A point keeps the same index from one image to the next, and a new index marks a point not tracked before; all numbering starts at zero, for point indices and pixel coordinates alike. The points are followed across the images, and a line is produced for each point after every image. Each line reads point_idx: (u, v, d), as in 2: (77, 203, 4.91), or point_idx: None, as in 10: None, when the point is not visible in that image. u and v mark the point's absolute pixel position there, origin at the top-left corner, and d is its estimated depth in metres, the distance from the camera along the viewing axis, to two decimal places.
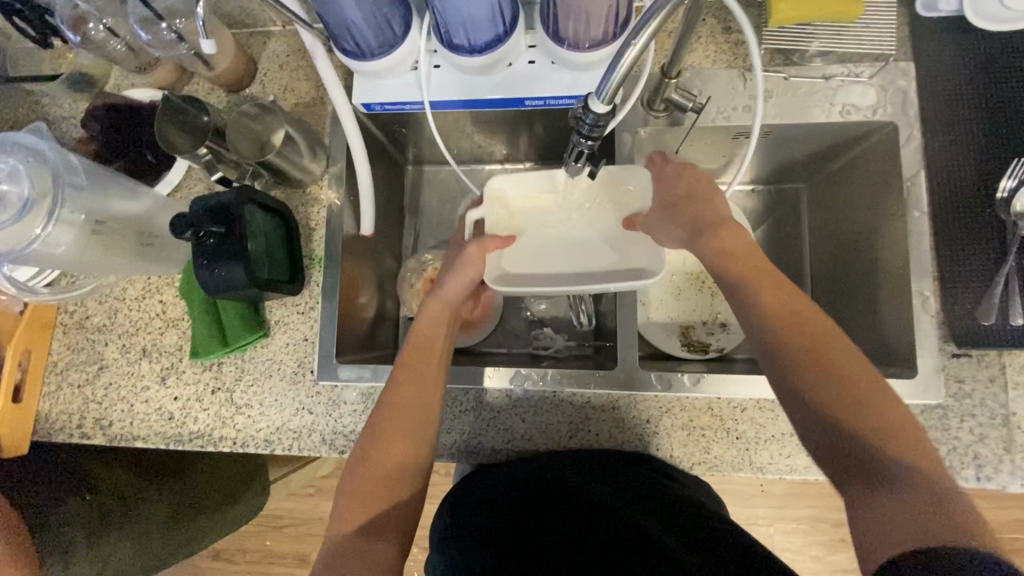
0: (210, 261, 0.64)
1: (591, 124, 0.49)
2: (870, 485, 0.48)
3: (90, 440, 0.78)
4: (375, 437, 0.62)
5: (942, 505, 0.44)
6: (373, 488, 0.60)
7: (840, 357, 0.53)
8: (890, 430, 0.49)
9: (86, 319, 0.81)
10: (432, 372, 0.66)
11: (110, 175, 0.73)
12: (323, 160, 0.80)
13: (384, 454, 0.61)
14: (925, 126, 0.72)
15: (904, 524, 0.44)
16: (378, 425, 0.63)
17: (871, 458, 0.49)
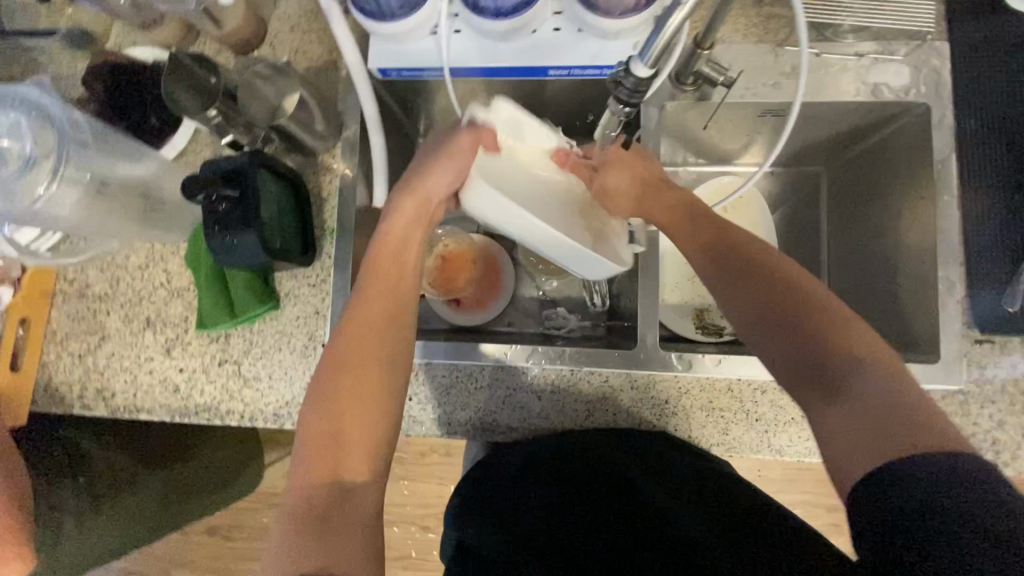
0: (222, 227, 0.62)
1: (633, 87, 0.47)
2: (838, 406, 0.48)
3: (92, 411, 0.76)
4: (336, 369, 0.58)
5: (900, 411, 0.45)
6: (334, 424, 0.56)
7: (796, 289, 0.55)
8: (838, 335, 0.51)
9: (87, 288, 0.79)
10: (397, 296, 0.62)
11: (117, 135, 0.70)
12: (335, 127, 0.77)
13: (348, 388, 0.57)
14: (957, 107, 0.71)
15: (858, 431, 0.46)
16: (340, 354, 0.59)
17: (837, 378, 0.49)
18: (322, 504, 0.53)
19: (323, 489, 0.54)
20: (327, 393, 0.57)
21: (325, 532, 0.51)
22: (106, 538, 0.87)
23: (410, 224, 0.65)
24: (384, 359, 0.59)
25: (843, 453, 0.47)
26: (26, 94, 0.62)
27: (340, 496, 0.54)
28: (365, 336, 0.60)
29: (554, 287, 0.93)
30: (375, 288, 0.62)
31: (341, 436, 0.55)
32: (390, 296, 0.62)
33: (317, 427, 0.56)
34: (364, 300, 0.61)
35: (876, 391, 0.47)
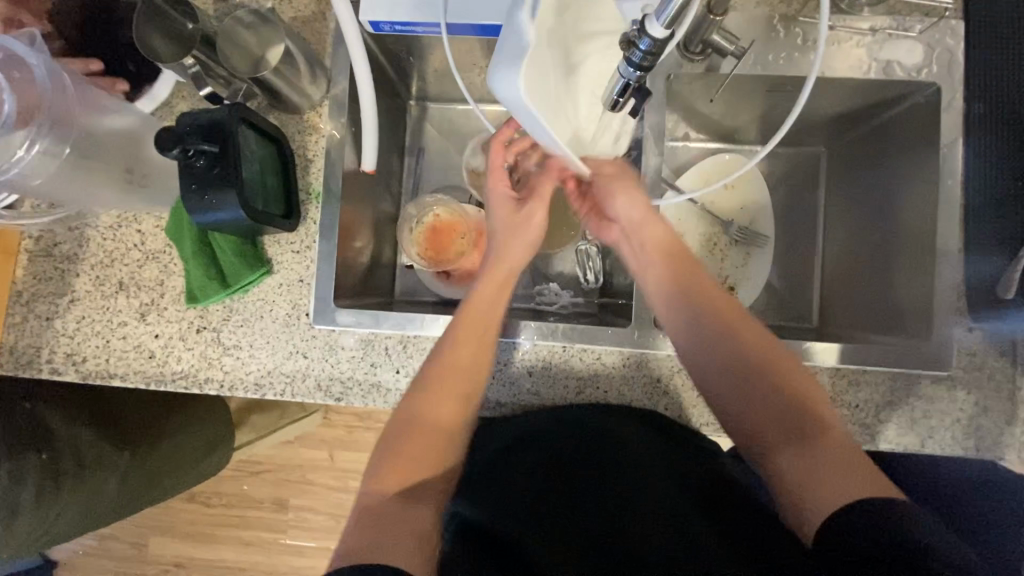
0: (200, 186, 0.58)
1: (646, 49, 0.44)
2: (802, 458, 0.51)
3: (62, 376, 0.73)
4: (422, 399, 0.58)
5: (852, 459, 0.50)
6: (406, 465, 0.54)
7: (768, 352, 0.58)
8: (799, 399, 0.55)
9: (54, 247, 0.74)
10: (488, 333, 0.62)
11: (102, 96, 0.66)
12: (323, 82, 0.72)
13: (426, 416, 0.57)
14: (966, 89, 0.69)
15: (832, 482, 0.49)
16: (426, 385, 0.59)
17: (801, 437, 0.53)
18: (382, 513, 0.51)
19: (388, 502, 0.52)
20: (411, 415, 0.57)
21: (383, 539, 0.49)
22: (59, 526, 0.80)
23: (497, 288, 0.65)
24: (470, 391, 0.59)
25: (806, 500, 0.50)
26: (8, 48, 0.58)
27: (406, 511, 0.52)
28: (453, 369, 0.59)
29: (547, 262, 0.90)
30: (469, 323, 0.62)
31: (414, 451, 0.55)
32: (485, 331, 0.62)
33: (391, 440, 0.56)
34: (456, 338, 0.61)
35: (835, 451, 0.51)
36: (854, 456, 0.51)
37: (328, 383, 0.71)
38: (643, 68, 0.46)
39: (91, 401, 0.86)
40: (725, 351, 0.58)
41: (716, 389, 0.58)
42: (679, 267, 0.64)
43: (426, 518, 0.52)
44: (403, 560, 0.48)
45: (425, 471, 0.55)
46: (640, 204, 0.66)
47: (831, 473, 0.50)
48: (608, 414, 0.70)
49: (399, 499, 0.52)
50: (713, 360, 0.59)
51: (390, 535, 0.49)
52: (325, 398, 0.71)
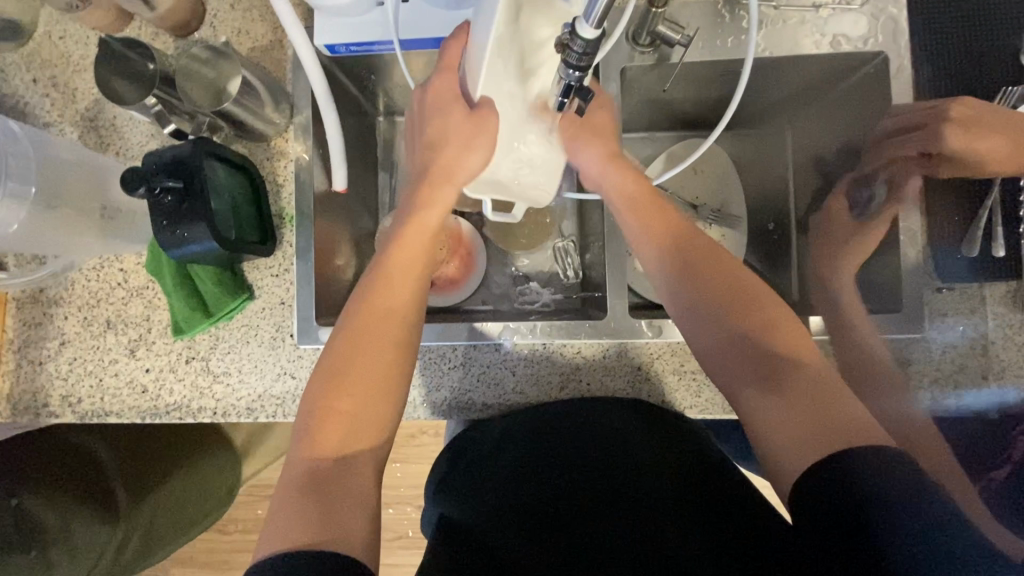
0: (170, 221, 0.59)
1: (581, 50, 0.46)
2: (767, 400, 0.52)
3: (60, 418, 0.75)
4: (348, 348, 0.58)
5: (823, 402, 0.50)
6: (335, 422, 0.56)
7: (739, 286, 0.58)
8: (777, 329, 0.55)
9: (42, 293, 0.76)
10: (411, 276, 0.63)
11: (64, 148, 0.69)
12: (286, 109, 0.74)
13: (355, 368, 0.58)
14: (914, 54, 0.70)
15: (801, 427, 0.49)
16: (348, 334, 0.59)
17: (773, 381, 0.53)
18: (321, 480, 0.53)
19: (324, 464, 0.54)
20: (337, 370, 0.57)
21: (325, 512, 0.50)
22: None
23: (418, 230, 0.64)
24: (396, 336, 0.60)
25: (776, 444, 0.50)
26: None
27: (342, 475, 0.54)
28: (379, 319, 0.60)
29: (527, 262, 0.92)
30: (395, 268, 0.62)
31: (343, 411, 0.56)
32: (404, 275, 0.62)
33: (320, 397, 0.56)
34: (372, 286, 0.61)
35: (806, 384, 0.51)
36: (829, 391, 0.51)
37: None
38: (581, 69, 0.48)
39: (76, 459, 0.92)
40: (705, 292, 0.59)
41: (694, 325, 0.59)
42: (653, 220, 0.64)
43: (363, 482, 0.54)
44: (349, 542, 0.49)
45: (352, 431, 0.56)
46: (596, 157, 0.67)
47: (811, 420, 0.49)
48: (600, 412, 0.69)
49: (335, 462, 0.54)
50: (691, 317, 0.59)
51: (334, 514, 0.50)
52: None
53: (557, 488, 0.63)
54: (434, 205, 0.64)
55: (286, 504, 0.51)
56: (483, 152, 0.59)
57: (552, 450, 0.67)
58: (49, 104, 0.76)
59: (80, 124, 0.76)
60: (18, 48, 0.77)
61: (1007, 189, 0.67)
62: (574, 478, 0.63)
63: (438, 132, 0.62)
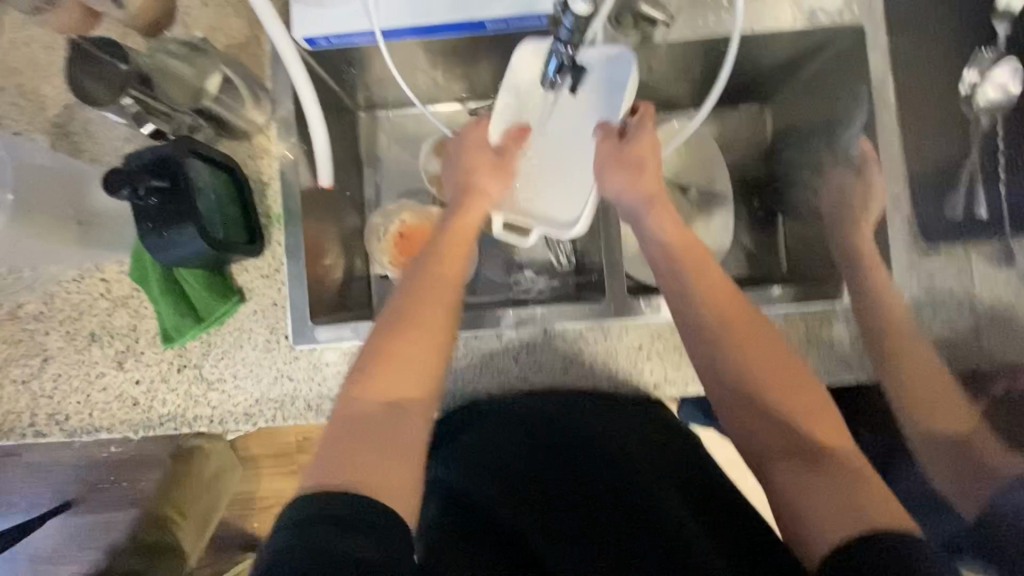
0: (155, 224, 0.58)
1: (572, 25, 0.46)
2: (804, 474, 0.54)
3: (47, 437, 0.72)
4: (406, 315, 0.58)
5: (858, 490, 0.51)
6: (391, 375, 0.55)
7: (778, 356, 0.59)
8: (812, 408, 0.57)
9: (20, 308, 0.73)
10: (464, 255, 0.65)
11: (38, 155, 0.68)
12: (266, 105, 0.72)
13: (413, 334, 0.57)
14: (890, 24, 0.71)
15: (832, 502, 0.51)
16: (404, 302, 0.59)
17: (811, 456, 0.54)
18: (366, 424, 0.53)
19: (373, 414, 0.54)
20: (396, 332, 0.57)
21: (364, 461, 0.50)
22: None
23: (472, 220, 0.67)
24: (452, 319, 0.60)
25: (807, 512, 0.52)
26: None
27: (390, 424, 0.53)
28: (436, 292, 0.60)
29: (519, 251, 0.92)
30: (450, 245, 0.64)
31: (401, 365, 0.56)
32: (455, 259, 0.64)
33: (380, 347, 0.57)
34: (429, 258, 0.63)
35: (838, 469, 0.53)
36: (863, 482, 0.52)
37: (318, 402, 0.71)
38: (572, 44, 0.47)
39: None
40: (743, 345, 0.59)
41: (728, 368, 0.59)
42: (705, 272, 0.62)
43: (413, 435, 0.54)
44: (394, 490, 0.50)
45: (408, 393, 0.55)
46: (620, 185, 0.66)
47: (841, 492, 0.51)
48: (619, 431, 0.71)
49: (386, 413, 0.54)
50: (704, 355, 0.60)
51: (375, 446, 0.52)
52: (318, 417, 0.71)
53: (564, 492, 0.68)
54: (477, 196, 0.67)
55: (328, 454, 0.51)
56: (497, 179, 0.67)
57: (559, 444, 0.72)
58: (17, 112, 0.73)
59: (51, 131, 0.73)
60: None
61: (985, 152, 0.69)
62: (595, 489, 0.68)
63: (473, 148, 0.69)
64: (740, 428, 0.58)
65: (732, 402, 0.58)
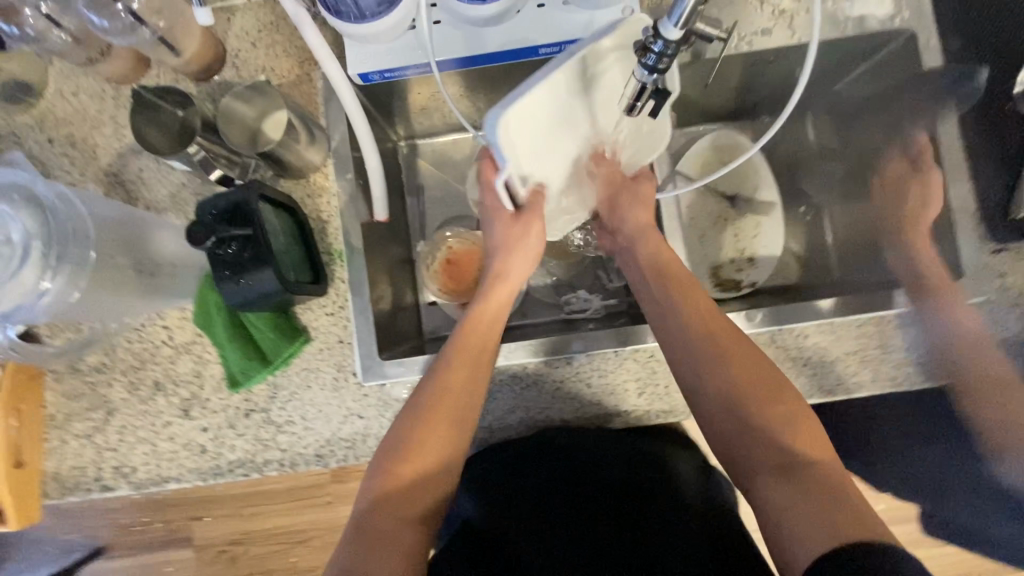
0: (232, 272, 0.57)
1: (660, 52, 0.46)
2: (785, 491, 0.53)
3: (115, 491, 0.71)
4: (419, 417, 0.60)
5: (844, 505, 0.50)
6: (403, 479, 0.58)
7: (764, 377, 0.60)
8: (793, 425, 0.57)
9: (81, 361, 0.72)
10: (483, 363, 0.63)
11: (103, 205, 0.67)
12: (322, 143, 0.72)
13: (425, 439, 0.59)
14: (941, 27, 0.71)
15: (810, 517, 0.50)
16: (423, 398, 0.61)
17: (790, 470, 0.54)
18: (376, 529, 0.56)
19: (383, 521, 0.57)
20: (410, 437, 0.59)
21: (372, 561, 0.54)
22: None
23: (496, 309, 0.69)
24: (461, 418, 0.61)
25: (787, 530, 0.51)
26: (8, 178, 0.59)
27: (398, 530, 0.56)
28: (449, 393, 0.61)
29: (567, 271, 0.91)
30: (463, 343, 0.64)
31: (411, 471, 0.58)
32: (478, 371, 0.62)
33: (394, 447, 0.59)
34: (447, 366, 0.62)
35: (820, 483, 0.53)
36: (842, 494, 0.52)
37: None
38: (658, 69, 0.48)
39: None
40: (722, 369, 0.60)
41: (715, 398, 0.60)
42: (704, 311, 0.64)
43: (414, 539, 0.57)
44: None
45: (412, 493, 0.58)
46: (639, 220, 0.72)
47: (822, 506, 0.51)
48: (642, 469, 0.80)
49: (393, 518, 0.57)
50: (703, 383, 0.60)
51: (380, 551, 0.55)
52: None
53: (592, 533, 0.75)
54: (505, 287, 0.71)
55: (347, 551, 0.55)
56: (528, 255, 0.70)
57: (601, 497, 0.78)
58: (68, 163, 0.73)
59: (104, 180, 0.73)
60: (29, 108, 0.73)
61: None
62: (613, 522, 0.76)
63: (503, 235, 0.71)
64: (729, 461, 0.59)
65: (733, 434, 0.58)
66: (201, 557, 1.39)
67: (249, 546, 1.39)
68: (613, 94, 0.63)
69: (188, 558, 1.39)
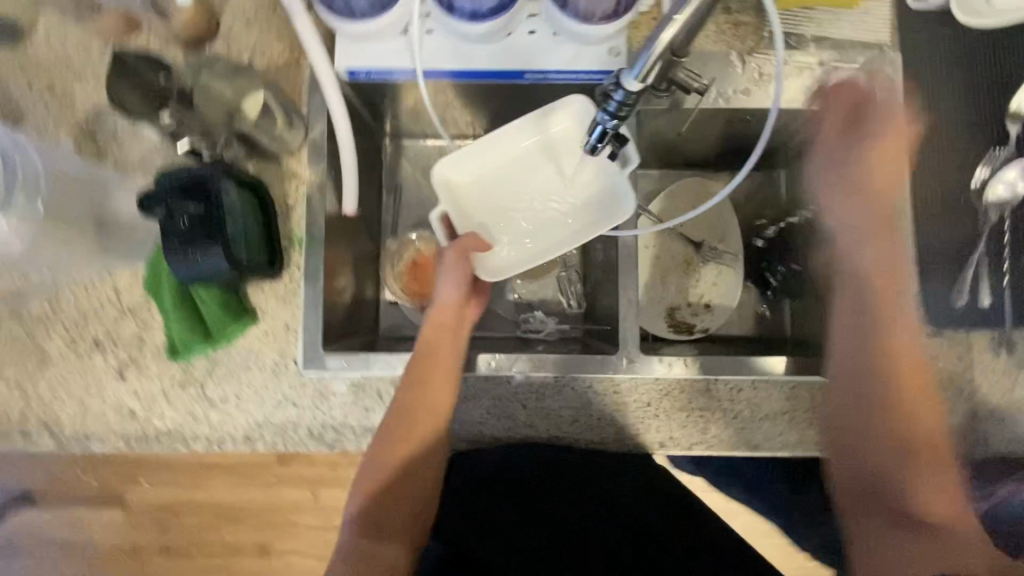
0: (182, 243, 0.58)
1: (621, 100, 0.49)
2: None
3: (37, 442, 0.71)
4: (388, 450, 0.70)
5: None
6: (392, 492, 0.72)
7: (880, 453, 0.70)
8: None
9: (23, 308, 0.71)
10: (441, 388, 0.68)
11: (70, 160, 0.69)
12: (300, 130, 0.72)
13: (399, 465, 0.70)
14: (910, 116, 0.74)
15: None
16: (391, 427, 0.69)
17: None
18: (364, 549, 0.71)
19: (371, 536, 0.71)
20: (386, 462, 0.70)
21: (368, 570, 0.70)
22: None
23: (441, 333, 0.71)
24: (427, 442, 0.70)
25: None
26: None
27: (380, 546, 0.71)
28: (414, 425, 0.69)
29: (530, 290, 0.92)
30: (419, 381, 0.68)
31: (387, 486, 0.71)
32: (426, 391, 0.68)
33: (375, 473, 0.71)
34: (410, 407, 0.68)
35: None
36: None
37: (321, 430, 0.71)
38: (618, 116, 0.51)
39: None
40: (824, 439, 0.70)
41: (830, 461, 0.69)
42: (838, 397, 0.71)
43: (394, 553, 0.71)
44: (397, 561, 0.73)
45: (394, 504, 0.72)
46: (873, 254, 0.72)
47: None
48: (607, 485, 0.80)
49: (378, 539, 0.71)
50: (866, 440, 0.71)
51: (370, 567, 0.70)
52: (318, 445, 0.71)
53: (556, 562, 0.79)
54: (444, 313, 0.71)
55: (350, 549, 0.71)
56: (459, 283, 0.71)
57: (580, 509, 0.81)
58: (43, 109, 0.72)
59: (76, 132, 0.72)
60: (13, 49, 0.73)
61: (992, 244, 0.72)
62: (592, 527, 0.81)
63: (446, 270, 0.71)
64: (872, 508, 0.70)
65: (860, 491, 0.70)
66: (130, 520, 1.37)
67: (183, 515, 1.37)
68: (525, 144, 0.74)
69: (117, 518, 1.37)
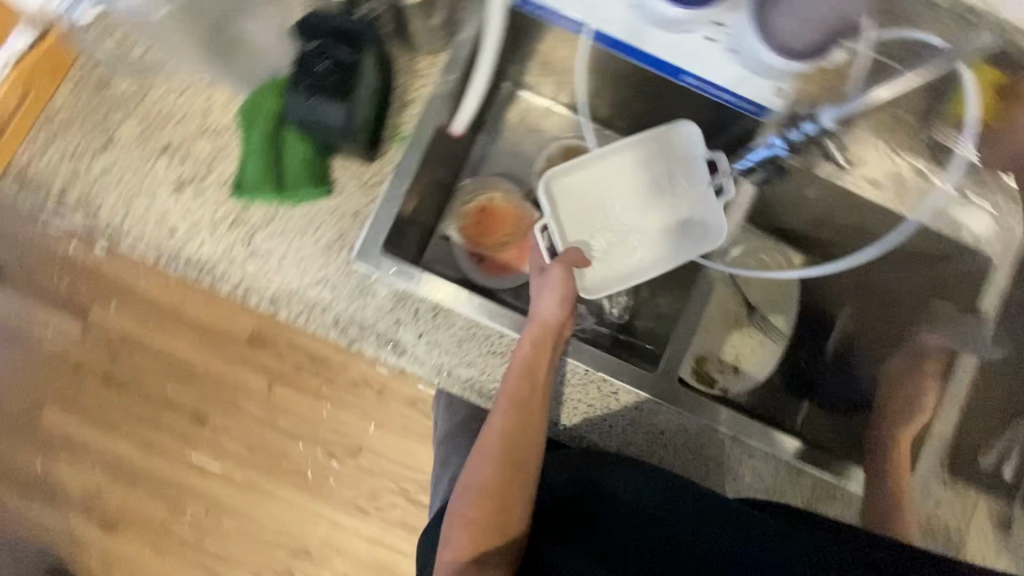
0: (312, 86, 0.59)
1: None
2: None
3: (71, 217, 0.68)
4: (485, 471, 0.62)
5: None
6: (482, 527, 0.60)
7: None
8: None
9: (110, 82, 0.69)
10: (534, 412, 0.64)
11: None
12: (448, 33, 0.70)
13: (491, 494, 0.61)
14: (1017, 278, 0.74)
15: None
16: (485, 446, 0.64)
17: None
18: None
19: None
20: (481, 489, 0.62)
21: None
22: None
23: (541, 354, 0.66)
24: (522, 468, 0.63)
25: None
26: None
27: None
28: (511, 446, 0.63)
29: None
30: (513, 399, 0.64)
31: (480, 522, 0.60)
32: (528, 417, 0.64)
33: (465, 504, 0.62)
34: (504, 422, 0.63)
35: None
36: None
37: (346, 323, 0.69)
38: None
39: None
40: None
41: None
42: None
43: None
44: None
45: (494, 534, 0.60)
46: None
47: None
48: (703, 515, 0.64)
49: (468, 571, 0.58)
50: None
51: None
52: (338, 336, 0.70)
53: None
54: (541, 329, 0.66)
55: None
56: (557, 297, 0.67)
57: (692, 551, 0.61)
58: None
59: None
60: None
61: None
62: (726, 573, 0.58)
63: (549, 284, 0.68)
64: None
65: None
66: None
67: None
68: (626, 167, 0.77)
69: None
